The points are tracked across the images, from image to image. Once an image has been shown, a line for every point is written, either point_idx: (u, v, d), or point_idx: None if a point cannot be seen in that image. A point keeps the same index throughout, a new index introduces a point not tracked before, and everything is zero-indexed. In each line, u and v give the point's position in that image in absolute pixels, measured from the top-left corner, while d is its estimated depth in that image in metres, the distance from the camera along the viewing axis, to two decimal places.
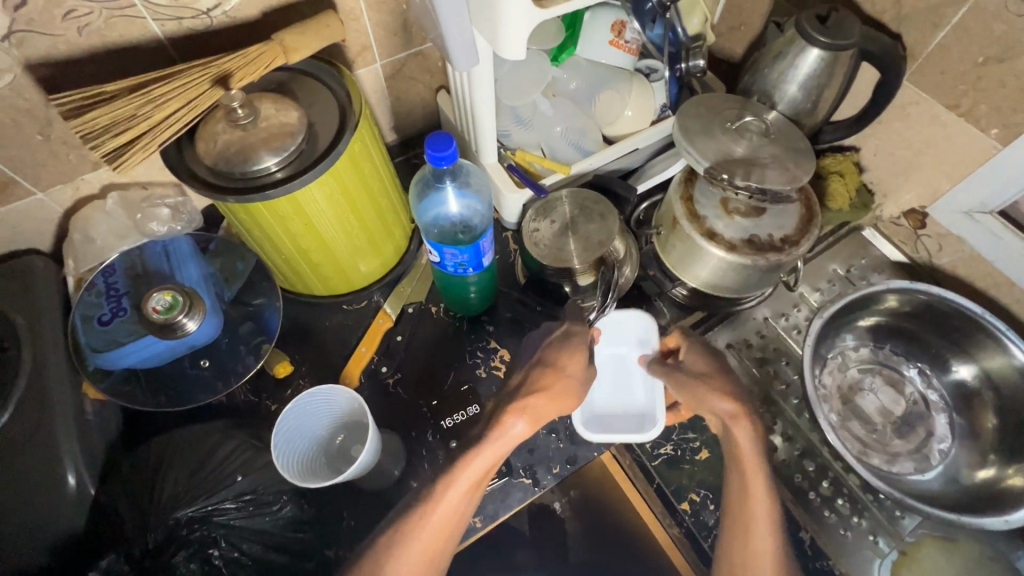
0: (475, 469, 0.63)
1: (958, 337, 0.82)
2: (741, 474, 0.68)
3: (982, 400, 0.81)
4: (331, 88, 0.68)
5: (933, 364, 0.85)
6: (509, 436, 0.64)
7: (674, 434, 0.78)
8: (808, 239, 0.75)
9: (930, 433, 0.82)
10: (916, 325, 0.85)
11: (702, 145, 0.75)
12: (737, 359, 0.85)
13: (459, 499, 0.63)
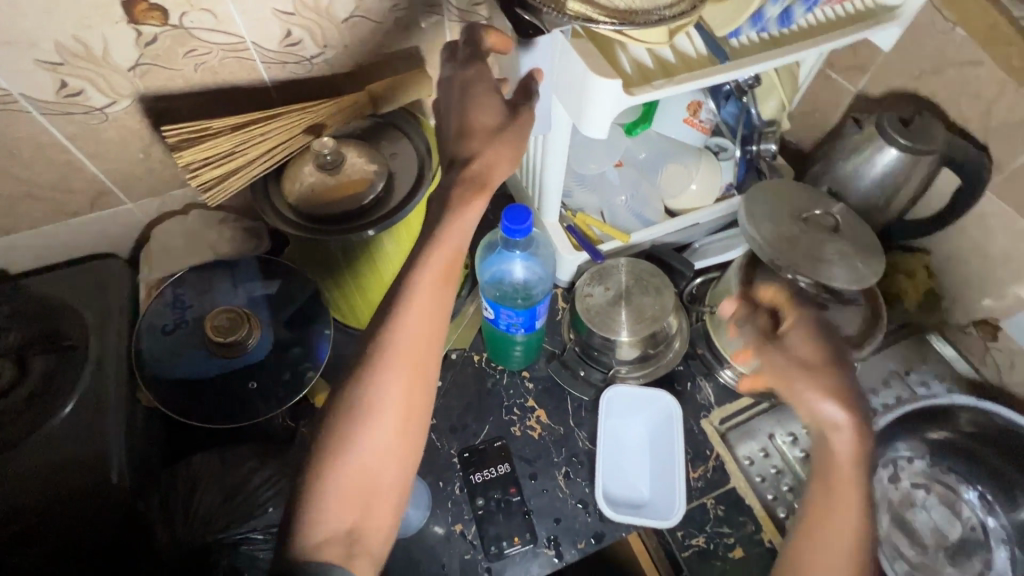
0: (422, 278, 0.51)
1: None
2: (821, 516, 0.53)
3: None
4: (413, 139, 0.70)
5: (998, 492, 0.79)
6: (406, 327, 0.51)
7: (708, 525, 0.74)
8: (871, 342, 0.73)
9: (987, 565, 0.76)
10: (981, 444, 0.80)
11: (768, 234, 0.75)
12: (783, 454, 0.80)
13: (385, 405, 0.50)
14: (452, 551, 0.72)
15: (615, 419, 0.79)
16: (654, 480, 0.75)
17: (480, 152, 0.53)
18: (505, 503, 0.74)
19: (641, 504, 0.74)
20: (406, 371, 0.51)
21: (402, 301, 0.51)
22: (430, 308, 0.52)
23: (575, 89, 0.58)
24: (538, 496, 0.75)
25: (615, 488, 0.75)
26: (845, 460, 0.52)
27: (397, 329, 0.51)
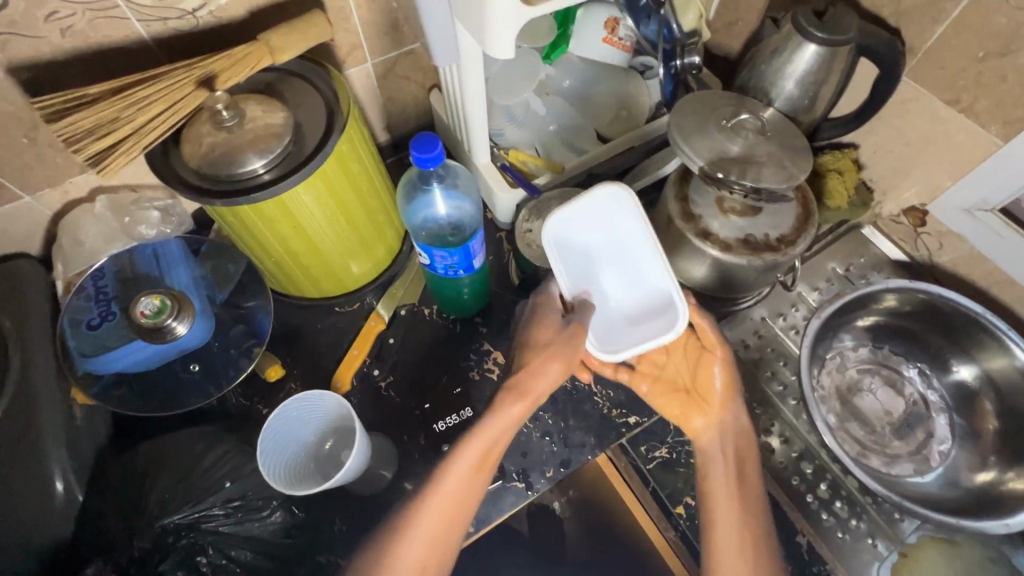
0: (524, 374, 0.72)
1: (959, 338, 0.81)
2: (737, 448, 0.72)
3: (983, 402, 0.80)
4: (318, 89, 0.66)
5: (933, 365, 0.84)
6: (516, 405, 0.70)
7: (669, 436, 0.76)
8: (805, 238, 0.74)
9: (930, 434, 0.81)
10: (915, 324, 0.84)
11: (696, 144, 0.75)
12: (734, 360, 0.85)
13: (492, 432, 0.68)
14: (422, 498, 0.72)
15: (576, 243, 0.69)
16: (645, 282, 0.68)
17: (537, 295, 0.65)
18: None
19: (642, 313, 0.68)
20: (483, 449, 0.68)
21: (521, 371, 0.72)
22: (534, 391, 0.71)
23: (473, 7, 0.55)
24: None
25: (608, 327, 0.69)
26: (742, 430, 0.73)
27: (502, 406, 0.70)
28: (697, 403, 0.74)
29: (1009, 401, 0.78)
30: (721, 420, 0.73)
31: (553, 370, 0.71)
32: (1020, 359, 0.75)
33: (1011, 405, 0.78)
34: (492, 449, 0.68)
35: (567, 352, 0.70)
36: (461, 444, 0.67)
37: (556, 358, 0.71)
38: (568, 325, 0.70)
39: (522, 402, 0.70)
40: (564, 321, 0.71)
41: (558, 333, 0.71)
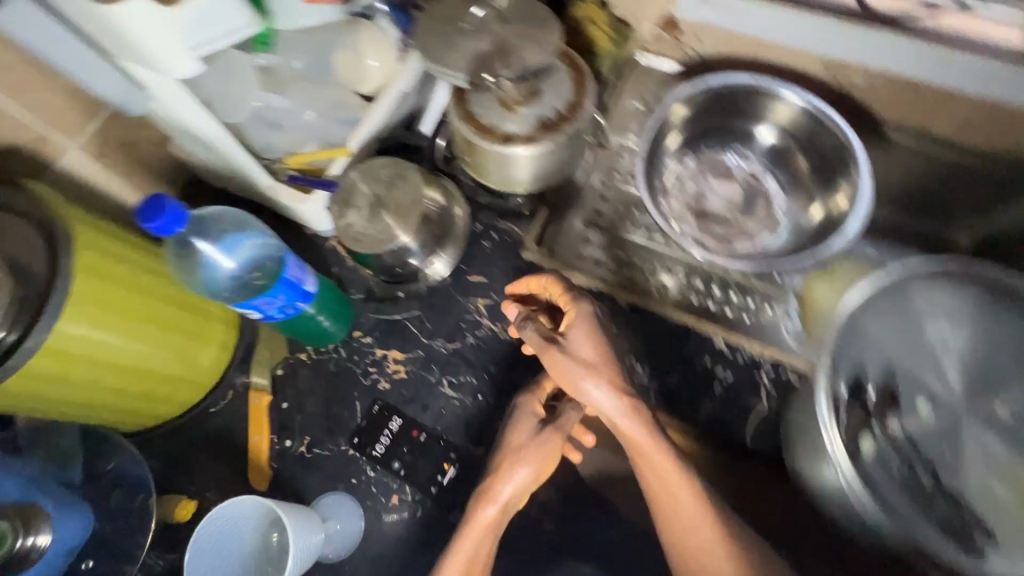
0: (498, 484, 0.66)
1: (747, 108, 0.88)
2: (641, 434, 0.65)
3: (790, 150, 0.89)
4: (19, 215, 0.56)
5: (744, 141, 0.91)
6: (488, 512, 0.65)
7: None
8: (588, 97, 0.76)
9: (767, 198, 0.90)
10: (713, 118, 0.90)
11: (450, 60, 0.71)
12: (600, 233, 0.85)
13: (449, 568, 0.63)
14: (405, 518, 0.71)
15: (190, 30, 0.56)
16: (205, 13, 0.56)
17: (509, 468, 0.67)
18: (415, 449, 0.73)
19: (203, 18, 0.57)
20: None
21: (493, 480, 0.67)
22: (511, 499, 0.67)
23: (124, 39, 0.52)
24: (439, 419, 0.74)
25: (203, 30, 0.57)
26: (638, 432, 0.65)
27: (471, 514, 0.65)
28: (548, 344, 0.68)
29: (801, 133, 0.87)
30: (577, 357, 0.67)
31: (524, 476, 0.67)
32: (796, 103, 0.84)
33: (808, 141, 0.87)
34: (477, 555, 0.64)
35: (540, 456, 0.68)
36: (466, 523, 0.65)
37: (527, 463, 0.67)
38: (545, 432, 0.70)
39: (495, 507, 0.66)
40: (540, 426, 0.70)
41: (530, 438, 0.69)
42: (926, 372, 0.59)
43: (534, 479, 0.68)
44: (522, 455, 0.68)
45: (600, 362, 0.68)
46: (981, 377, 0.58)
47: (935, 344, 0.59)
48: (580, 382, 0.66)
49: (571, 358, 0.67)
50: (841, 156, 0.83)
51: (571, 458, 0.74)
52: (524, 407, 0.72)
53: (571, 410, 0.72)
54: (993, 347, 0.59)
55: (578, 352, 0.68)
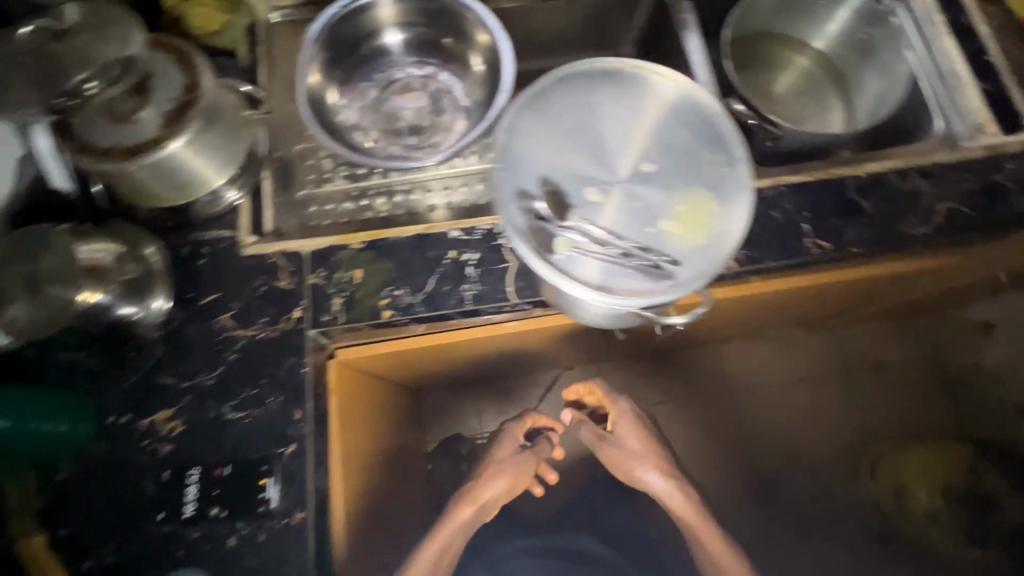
0: (478, 489, 0.87)
1: (370, 26, 0.92)
2: (671, 473, 0.90)
3: (431, 38, 0.95)
4: None
5: (396, 53, 0.95)
6: (467, 511, 0.85)
7: (330, 286, 0.78)
8: (202, 70, 0.71)
9: (444, 88, 0.95)
10: (352, 49, 0.93)
11: (15, 96, 0.63)
12: (327, 192, 0.88)
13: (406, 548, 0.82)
14: (256, 551, 0.67)
15: None
16: None
17: (490, 476, 0.88)
18: (227, 484, 0.69)
19: None
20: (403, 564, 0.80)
21: (476, 486, 0.87)
22: (476, 499, 0.86)
23: None
24: (239, 445, 0.71)
25: None
26: (690, 489, 0.89)
27: (453, 511, 0.85)
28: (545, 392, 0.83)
29: (423, 21, 0.93)
30: (632, 451, 0.91)
31: (502, 487, 0.87)
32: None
33: (432, 22, 0.93)
34: (450, 542, 0.83)
35: (518, 472, 0.89)
36: (452, 514, 0.85)
37: (504, 476, 0.88)
38: (522, 455, 0.91)
39: (473, 507, 0.86)
40: (521, 449, 0.91)
41: (516, 455, 0.90)
42: (587, 162, 0.67)
43: (510, 492, 0.88)
44: (495, 469, 0.89)
45: (647, 450, 0.92)
46: (622, 145, 0.68)
47: (583, 136, 0.69)
48: (636, 467, 0.91)
49: (624, 451, 0.92)
50: (457, 17, 0.91)
51: (537, 491, 0.91)
52: (507, 433, 0.93)
53: (545, 439, 0.93)
54: (621, 119, 0.69)
55: (630, 446, 0.91)
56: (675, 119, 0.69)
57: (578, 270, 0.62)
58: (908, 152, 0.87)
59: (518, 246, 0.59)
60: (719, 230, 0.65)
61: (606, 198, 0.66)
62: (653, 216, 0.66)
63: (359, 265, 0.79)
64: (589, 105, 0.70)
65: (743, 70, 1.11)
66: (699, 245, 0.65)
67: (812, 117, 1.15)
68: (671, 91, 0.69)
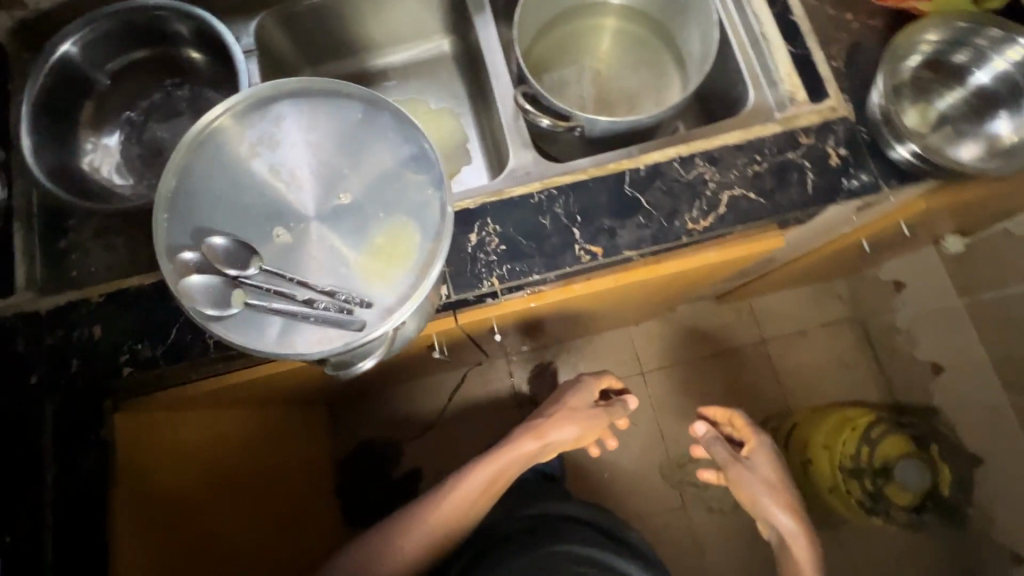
0: (554, 436, 0.96)
1: (92, 67, 0.85)
2: (766, 460, 0.98)
3: (169, 54, 0.88)
4: None
5: (146, 77, 0.89)
6: (531, 444, 0.95)
7: (66, 345, 0.75)
8: None
9: (204, 97, 0.88)
10: (85, 93, 0.86)
11: None
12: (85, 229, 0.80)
13: (467, 486, 0.90)
14: None
15: None
16: None
17: (588, 415, 0.99)
18: None
19: None
20: (472, 490, 0.89)
21: (545, 425, 0.98)
22: (549, 435, 0.96)
23: None
24: None
25: None
26: (772, 474, 0.96)
27: (517, 444, 0.95)
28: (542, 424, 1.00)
29: (145, 45, 0.87)
30: (755, 474, 0.96)
31: (570, 433, 0.97)
32: (101, 32, 0.82)
33: (156, 43, 0.87)
34: (505, 469, 0.92)
35: (591, 424, 0.99)
36: (516, 442, 0.95)
37: (575, 423, 0.98)
38: (596, 408, 1.01)
39: (534, 442, 0.95)
40: (593, 404, 1.02)
41: (587, 407, 1.00)
42: (278, 196, 0.61)
43: (579, 435, 0.99)
44: (569, 416, 0.99)
45: (772, 480, 0.95)
46: (312, 177, 0.62)
47: (278, 163, 0.62)
48: (754, 494, 0.94)
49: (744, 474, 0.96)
50: (154, 24, 0.84)
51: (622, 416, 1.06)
52: (585, 386, 1.04)
53: (619, 404, 1.04)
54: (315, 145, 0.63)
55: (759, 469, 0.96)
56: (372, 140, 0.63)
57: (254, 327, 0.57)
58: (701, 135, 0.79)
59: (180, 304, 0.55)
60: (417, 261, 0.60)
61: (292, 240, 0.60)
62: (345, 255, 0.60)
63: (96, 320, 0.75)
64: (274, 134, 0.63)
65: (557, 60, 1.06)
66: (395, 281, 0.60)
67: (650, 92, 1.05)
68: (366, 109, 0.63)
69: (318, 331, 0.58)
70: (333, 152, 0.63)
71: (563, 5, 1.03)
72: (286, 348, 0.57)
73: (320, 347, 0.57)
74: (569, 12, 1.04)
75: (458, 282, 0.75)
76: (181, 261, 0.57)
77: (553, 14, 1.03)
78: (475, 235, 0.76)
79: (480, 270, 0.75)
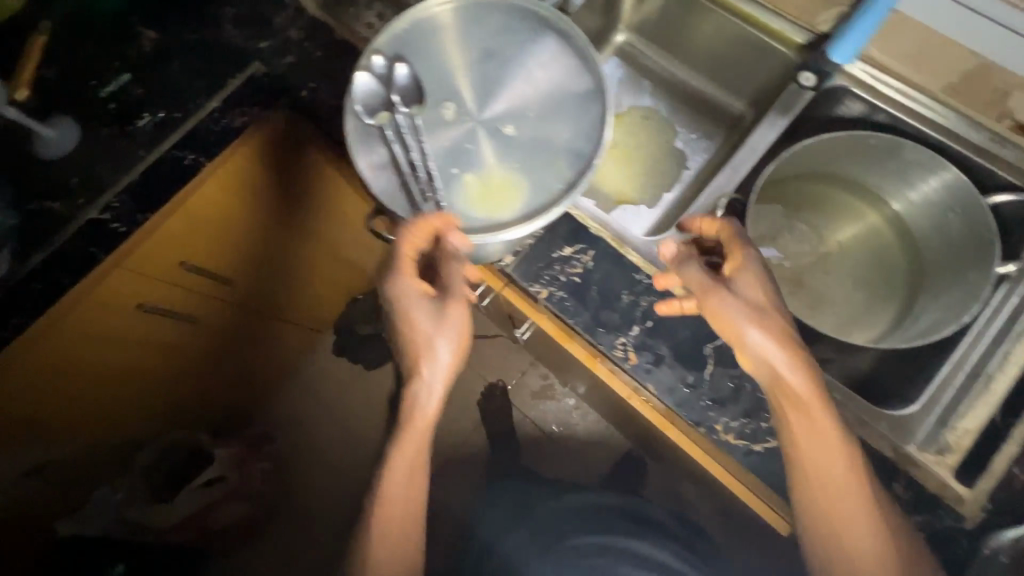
0: (430, 394, 0.70)
1: None
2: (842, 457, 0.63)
3: None
4: None
5: None
6: (430, 406, 0.70)
7: (294, 46, 0.91)
8: None
9: None
10: None
11: None
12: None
13: (406, 447, 0.70)
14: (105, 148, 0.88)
15: None
16: None
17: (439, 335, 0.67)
18: (132, 98, 0.89)
19: None
20: (404, 460, 0.70)
21: (422, 353, 0.67)
22: (421, 441, 0.71)
23: None
24: (156, 87, 0.90)
25: None
26: (840, 476, 0.63)
27: (419, 413, 0.70)
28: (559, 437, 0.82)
29: None
30: None
31: (449, 348, 0.67)
32: None
33: None
34: (422, 445, 0.71)
35: (459, 333, 0.67)
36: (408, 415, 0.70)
37: (448, 343, 0.67)
38: (438, 307, 0.67)
39: (440, 350, 0.67)
40: (434, 298, 0.67)
41: (437, 315, 0.66)
42: (472, 83, 0.67)
43: (461, 354, 0.69)
44: (434, 342, 0.67)
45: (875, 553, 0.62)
46: (508, 96, 0.67)
47: (498, 64, 0.68)
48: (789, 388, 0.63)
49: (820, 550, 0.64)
50: None
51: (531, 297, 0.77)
52: (400, 283, 0.67)
53: (455, 263, 0.65)
54: (535, 77, 0.67)
55: None
56: (569, 115, 0.66)
57: (364, 145, 0.65)
58: None
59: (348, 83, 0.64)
60: (498, 219, 0.64)
61: (446, 118, 0.66)
62: (465, 163, 0.66)
63: (325, 50, 0.91)
64: (521, 45, 0.68)
65: (800, 207, 0.95)
66: (470, 216, 0.65)
67: (843, 314, 0.91)
68: (592, 91, 0.67)
69: (393, 187, 0.64)
70: (535, 99, 0.67)
71: (856, 171, 0.91)
72: (362, 173, 0.64)
73: (384, 195, 0.64)
74: (853, 183, 0.93)
75: (523, 266, 0.76)
76: (374, 60, 0.65)
77: (838, 169, 0.92)
78: (570, 250, 0.77)
79: (546, 274, 0.76)
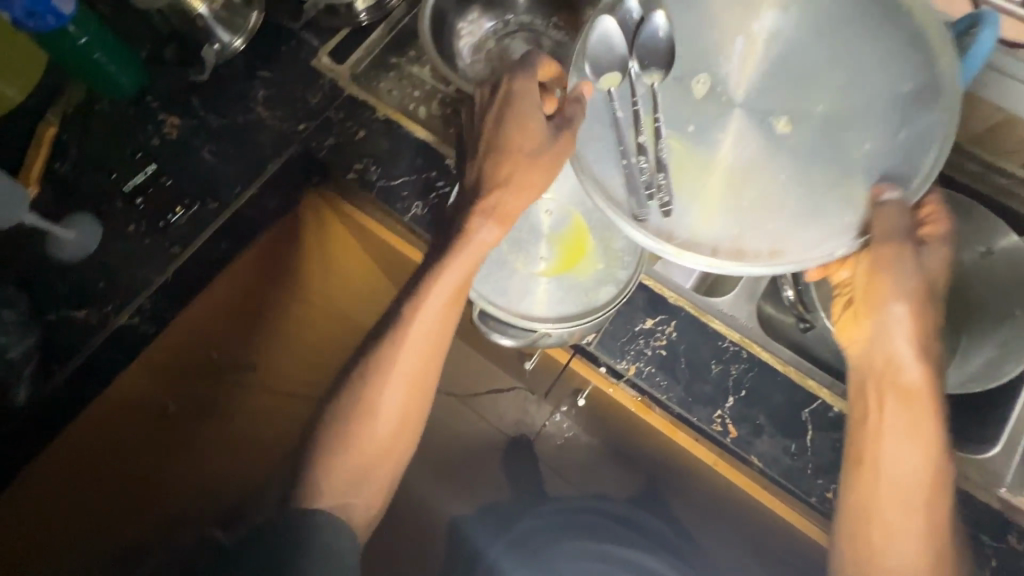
0: (448, 283, 0.70)
1: None
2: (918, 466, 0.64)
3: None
4: None
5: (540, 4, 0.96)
6: (432, 301, 0.71)
7: (334, 126, 0.87)
8: None
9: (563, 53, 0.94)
10: None
11: None
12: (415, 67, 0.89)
13: (421, 341, 0.73)
14: (133, 245, 0.81)
15: None
16: None
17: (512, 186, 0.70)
18: (159, 190, 0.83)
19: None
20: (415, 363, 0.73)
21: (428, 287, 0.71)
22: (460, 275, 0.71)
23: None
24: (185, 175, 0.84)
25: None
26: (907, 476, 0.64)
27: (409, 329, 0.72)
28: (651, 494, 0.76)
29: None
30: None
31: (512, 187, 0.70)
32: None
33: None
34: (431, 342, 0.74)
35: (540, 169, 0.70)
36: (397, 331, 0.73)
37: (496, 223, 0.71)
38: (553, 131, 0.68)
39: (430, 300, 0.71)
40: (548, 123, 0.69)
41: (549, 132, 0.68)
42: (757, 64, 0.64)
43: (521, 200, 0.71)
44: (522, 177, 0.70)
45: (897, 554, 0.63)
46: (811, 80, 0.64)
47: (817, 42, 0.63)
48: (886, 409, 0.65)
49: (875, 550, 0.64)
50: None
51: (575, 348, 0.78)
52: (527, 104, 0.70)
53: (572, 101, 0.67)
54: (860, 64, 0.63)
55: None
56: (875, 122, 0.62)
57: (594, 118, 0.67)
58: None
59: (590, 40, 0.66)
60: (741, 235, 0.63)
61: (687, 108, 0.65)
62: (709, 151, 0.65)
63: (366, 129, 0.87)
64: (864, 21, 0.62)
65: None
66: (707, 221, 0.64)
67: None
68: (915, 92, 0.61)
69: (615, 172, 0.66)
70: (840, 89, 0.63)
71: None
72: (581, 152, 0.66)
73: (604, 185, 0.65)
74: None
75: (606, 342, 0.76)
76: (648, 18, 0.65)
77: None
78: (652, 323, 0.76)
79: (631, 349, 0.75)
